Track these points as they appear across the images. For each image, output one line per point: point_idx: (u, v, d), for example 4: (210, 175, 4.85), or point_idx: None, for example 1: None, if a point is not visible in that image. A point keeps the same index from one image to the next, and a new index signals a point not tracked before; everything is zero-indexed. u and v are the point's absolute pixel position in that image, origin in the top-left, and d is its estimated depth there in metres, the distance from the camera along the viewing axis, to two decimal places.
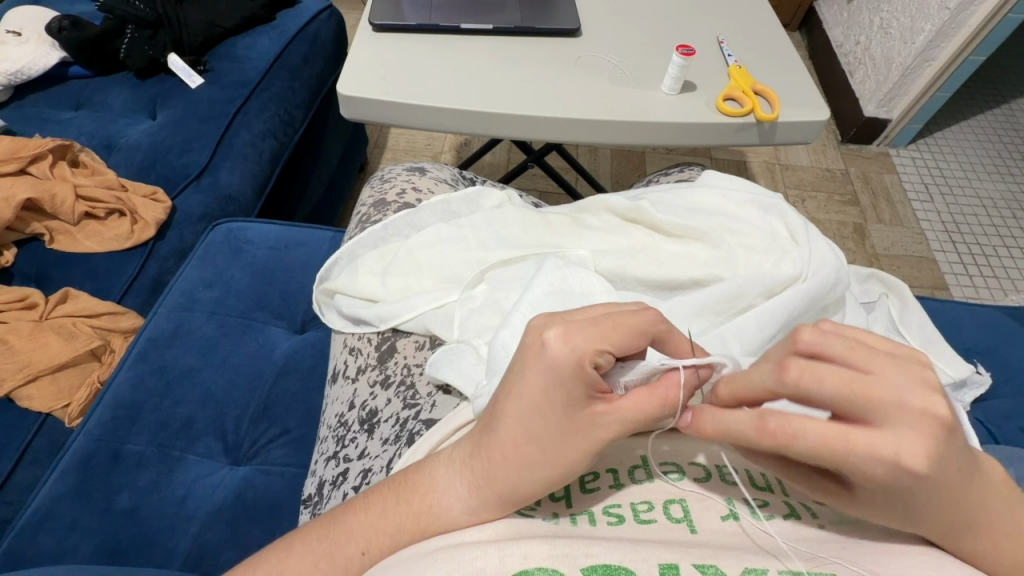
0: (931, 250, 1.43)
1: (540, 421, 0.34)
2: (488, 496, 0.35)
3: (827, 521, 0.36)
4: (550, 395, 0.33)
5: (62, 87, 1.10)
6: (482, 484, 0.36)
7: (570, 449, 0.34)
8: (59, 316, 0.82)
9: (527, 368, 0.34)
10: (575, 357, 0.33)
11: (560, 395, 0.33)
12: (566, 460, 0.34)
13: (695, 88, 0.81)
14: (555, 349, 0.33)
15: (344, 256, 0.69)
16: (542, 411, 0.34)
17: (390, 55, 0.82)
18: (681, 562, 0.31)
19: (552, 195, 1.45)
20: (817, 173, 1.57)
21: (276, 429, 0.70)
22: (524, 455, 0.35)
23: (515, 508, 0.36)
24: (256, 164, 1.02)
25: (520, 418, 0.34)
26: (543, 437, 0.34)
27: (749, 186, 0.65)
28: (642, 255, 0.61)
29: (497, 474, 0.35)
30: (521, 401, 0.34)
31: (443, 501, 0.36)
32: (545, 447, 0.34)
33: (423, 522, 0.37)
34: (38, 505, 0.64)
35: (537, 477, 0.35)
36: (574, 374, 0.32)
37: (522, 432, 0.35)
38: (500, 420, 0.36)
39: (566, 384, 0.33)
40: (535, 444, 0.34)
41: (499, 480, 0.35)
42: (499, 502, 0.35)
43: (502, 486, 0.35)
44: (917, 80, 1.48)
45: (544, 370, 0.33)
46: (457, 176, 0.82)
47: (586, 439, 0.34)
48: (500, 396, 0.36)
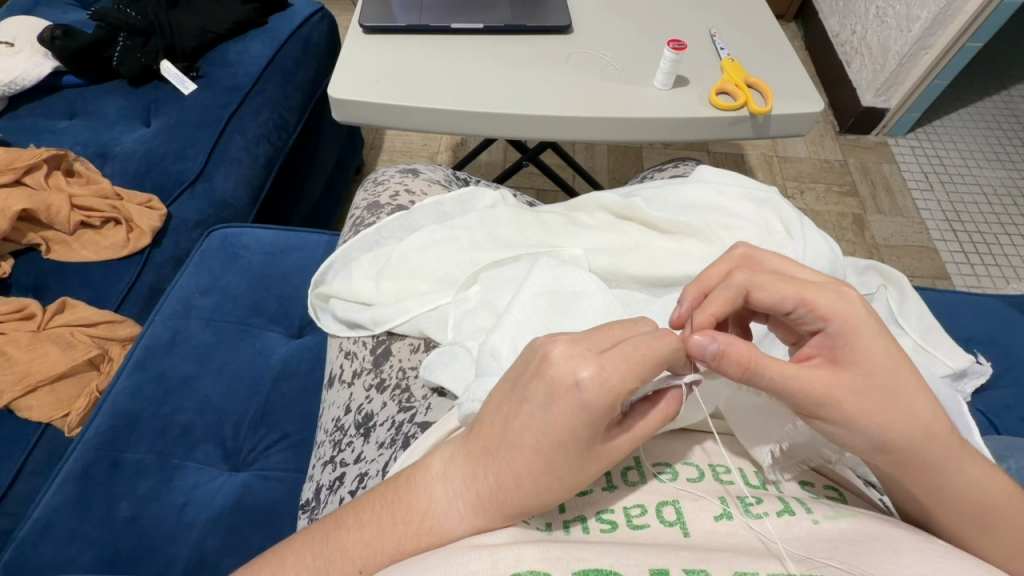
0: (931, 239, 1.42)
1: (564, 456, 0.33)
2: (494, 520, 0.35)
3: (822, 517, 0.36)
4: (578, 430, 0.33)
5: (55, 97, 1.10)
6: (488, 509, 0.35)
7: (583, 475, 0.35)
8: (57, 325, 0.82)
9: (556, 403, 0.32)
10: (610, 396, 0.32)
11: (588, 431, 0.33)
12: (578, 486, 0.35)
13: (688, 82, 0.81)
14: (588, 388, 0.32)
15: (338, 259, 0.69)
16: (566, 446, 0.33)
17: (381, 56, 0.82)
18: (671, 567, 0.31)
19: (549, 193, 1.45)
20: (816, 164, 1.56)
21: (275, 434, 0.70)
22: (539, 484, 0.34)
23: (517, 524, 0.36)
24: (250, 169, 1.02)
25: (545, 453, 0.33)
26: (563, 469, 0.34)
27: (743, 180, 0.65)
28: (637, 252, 0.60)
29: (506, 500, 0.34)
30: (545, 433, 0.33)
31: (444, 525, 0.36)
32: (562, 478, 0.34)
33: (426, 544, 0.36)
34: (39, 515, 0.64)
35: (547, 503, 0.35)
36: (605, 412, 0.32)
37: (540, 464, 0.34)
38: (516, 450, 0.34)
39: (594, 421, 0.33)
40: (552, 474, 0.34)
41: (509, 506, 0.35)
42: (504, 526, 0.36)
43: (511, 513, 0.35)
44: (914, 69, 1.47)
45: (575, 409, 0.32)
46: (450, 177, 0.82)
47: (601, 467, 0.35)
48: (517, 426, 0.34)
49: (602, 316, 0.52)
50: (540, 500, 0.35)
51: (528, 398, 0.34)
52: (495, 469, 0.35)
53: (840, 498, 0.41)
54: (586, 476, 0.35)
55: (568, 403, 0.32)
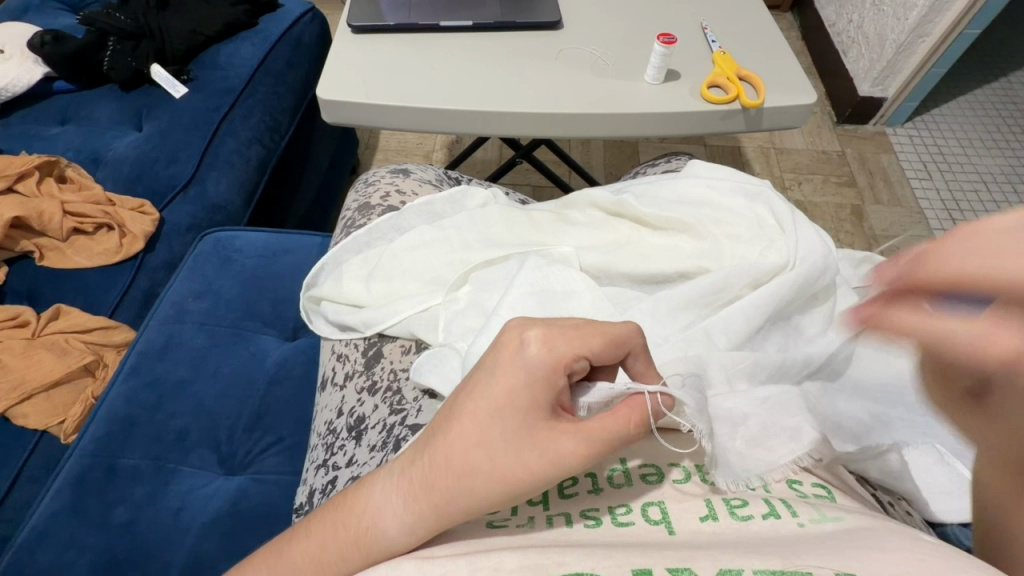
0: (930, 229, 1.41)
1: (499, 426, 0.35)
2: (426, 510, 0.35)
3: (807, 521, 0.36)
4: (513, 397, 0.35)
5: (47, 103, 1.10)
6: (421, 495, 0.36)
7: (519, 464, 0.34)
8: (52, 332, 0.82)
9: (500, 368, 0.36)
10: (550, 358, 0.36)
11: (525, 399, 0.35)
12: (514, 477, 0.34)
13: (679, 76, 0.80)
14: (532, 349, 0.36)
15: (329, 261, 0.68)
16: (503, 417, 0.35)
17: (369, 56, 0.81)
18: (655, 567, 0.31)
19: (545, 189, 1.44)
20: (813, 156, 1.55)
21: (270, 437, 0.70)
22: (471, 461, 0.35)
23: (451, 522, 0.35)
24: (243, 172, 1.02)
25: (482, 421, 0.35)
26: (496, 445, 0.35)
27: (735, 175, 0.64)
28: (627, 250, 0.60)
29: (441, 481, 0.35)
30: (485, 398, 0.36)
31: (380, 511, 0.36)
32: (496, 459, 0.34)
33: (363, 540, 0.36)
34: (36, 522, 0.64)
35: (482, 494, 0.35)
36: (543, 376, 0.35)
37: (475, 436, 0.35)
38: (455, 420, 0.36)
39: (534, 385, 0.35)
40: (484, 448, 0.35)
41: (441, 489, 0.35)
42: (436, 520, 0.35)
43: (445, 503, 0.35)
44: (911, 57, 1.45)
45: (518, 367, 0.36)
46: (442, 176, 0.81)
47: (539, 457, 0.34)
48: (462, 395, 0.37)
49: (591, 314, 0.52)
50: (471, 487, 0.34)
51: (480, 368, 0.38)
52: (434, 446, 0.36)
53: (830, 497, 0.40)
54: (522, 467, 0.34)
55: (511, 365, 0.36)
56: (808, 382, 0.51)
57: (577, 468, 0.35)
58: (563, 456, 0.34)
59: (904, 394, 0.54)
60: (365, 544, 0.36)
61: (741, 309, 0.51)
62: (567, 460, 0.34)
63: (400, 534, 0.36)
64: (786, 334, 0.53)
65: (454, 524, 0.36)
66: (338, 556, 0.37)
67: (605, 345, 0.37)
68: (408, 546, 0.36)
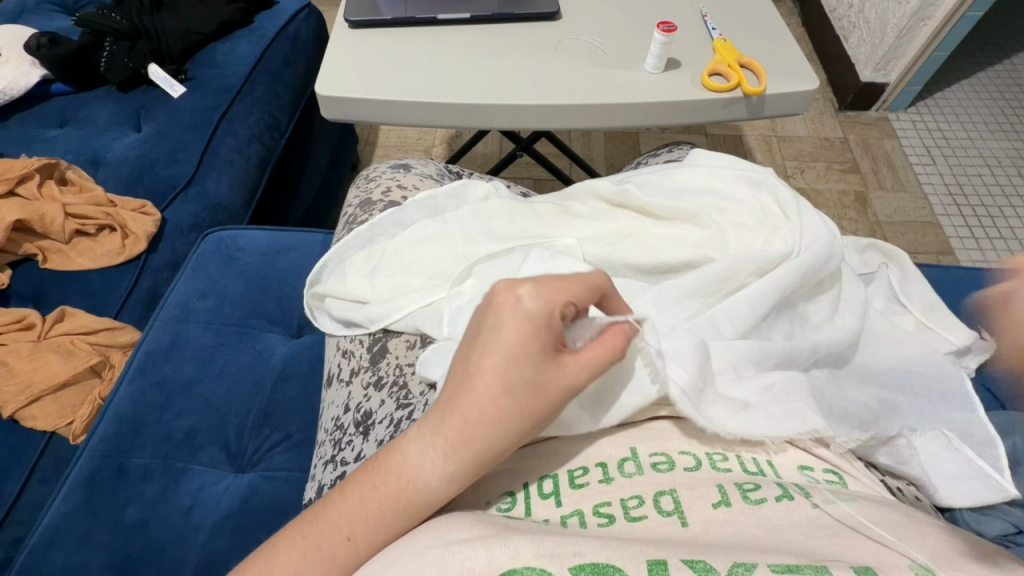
0: (935, 214, 1.40)
1: (519, 372, 0.36)
2: (463, 458, 0.36)
3: (820, 501, 0.36)
4: (527, 341, 0.36)
5: (46, 106, 1.10)
6: (457, 448, 0.36)
7: (545, 400, 0.37)
8: (58, 334, 0.83)
9: (502, 322, 0.37)
10: (544, 304, 0.37)
11: (535, 343, 0.36)
12: (541, 413, 0.37)
13: (679, 65, 0.80)
14: (526, 300, 0.37)
15: (333, 258, 0.68)
16: (523, 363, 0.36)
17: (367, 51, 0.81)
18: (669, 558, 0.31)
19: (547, 182, 1.44)
20: (815, 143, 1.54)
21: (278, 434, 0.71)
22: (501, 409, 0.36)
23: (488, 464, 0.38)
24: (243, 170, 1.02)
25: (501, 370, 0.36)
26: (520, 389, 0.36)
27: (738, 162, 0.64)
28: (631, 240, 0.60)
29: (476, 431, 0.36)
30: (499, 353, 0.36)
31: (416, 467, 0.37)
32: (525, 402, 0.36)
33: (406, 494, 0.37)
34: (49, 522, 0.65)
35: (515, 434, 0.37)
36: (544, 320, 0.37)
37: (500, 387, 0.36)
38: (476, 378, 0.36)
39: (538, 334, 0.37)
40: (512, 397, 0.36)
41: (476, 439, 0.36)
42: (476, 465, 0.37)
43: (482, 448, 0.37)
44: (913, 41, 1.43)
45: (520, 321, 0.37)
46: (442, 171, 0.81)
47: (559, 391, 0.37)
48: (476, 355, 0.37)
49: None
50: (506, 429, 0.36)
51: (478, 327, 0.38)
52: (458, 402, 0.37)
53: (841, 482, 0.41)
54: (548, 401, 0.37)
55: (510, 317, 0.37)
56: (816, 369, 0.50)
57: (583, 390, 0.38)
58: (575, 388, 0.37)
59: (913, 379, 0.55)
60: (409, 497, 0.37)
61: (747, 297, 0.50)
62: (579, 386, 0.38)
63: (442, 482, 0.37)
64: (793, 321, 0.53)
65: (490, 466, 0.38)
66: (380, 517, 0.37)
67: (584, 289, 0.39)
68: (447, 492, 0.38)
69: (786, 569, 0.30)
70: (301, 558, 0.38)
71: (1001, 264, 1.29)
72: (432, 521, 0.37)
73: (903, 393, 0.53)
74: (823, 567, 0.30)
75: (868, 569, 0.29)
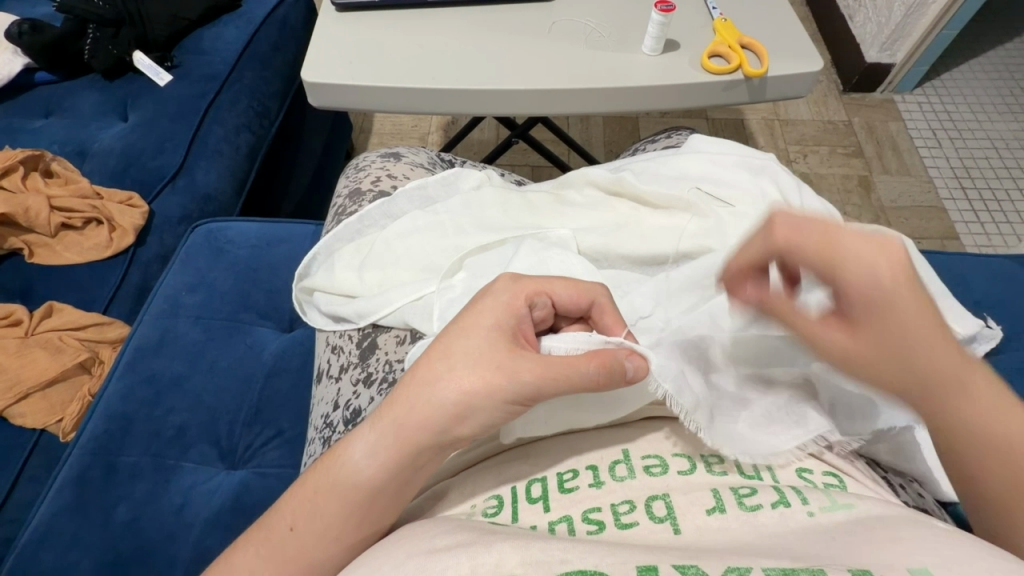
0: (940, 198, 1.37)
1: (459, 343, 0.38)
2: (387, 429, 0.37)
3: (817, 509, 0.34)
4: (480, 317, 0.39)
5: (30, 95, 1.07)
6: (383, 417, 0.38)
7: (476, 373, 0.36)
8: (45, 330, 0.82)
9: (471, 300, 0.41)
10: (514, 289, 0.41)
11: (488, 320, 0.39)
12: (471, 388, 0.36)
13: (678, 46, 0.77)
14: (500, 283, 0.41)
15: (322, 250, 0.66)
16: (465, 334, 0.38)
17: (354, 35, 0.78)
18: (659, 564, 0.30)
19: (545, 169, 1.41)
20: (819, 126, 1.51)
21: (271, 430, 0.70)
22: (430, 373, 0.37)
23: (408, 446, 0.37)
24: (232, 160, 0.99)
25: (443, 340, 0.38)
26: (455, 355, 0.37)
27: (739, 147, 0.62)
28: (628, 230, 0.58)
29: (404, 395, 0.38)
30: (454, 323, 0.39)
31: (350, 441, 0.39)
32: (451, 370, 0.37)
33: (335, 463, 0.39)
34: (39, 522, 0.64)
35: (439, 408, 0.36)
36: (506, 303, 0.40)
37: (437, 354, 0.38)
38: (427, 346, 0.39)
39: (499, 313, 0.39)
40: (445, 360, 0.37)
41: (399, 405, 0.37)
42: (396, 441, 0.37)
43: (405, 418, 0.37)
44: (921, 19, 1.39)
45: (487, 297, 0.40)
46: (434, 159, 0.79)
47: (497, 371, 0.36)
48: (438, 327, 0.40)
49: None
50: (427, 399, 0.37)
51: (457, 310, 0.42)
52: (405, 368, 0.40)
53: (841, 486, 0.39)
54: (476, 377, 0.36)
55: (481, 296, 0.41)
56: None
57: (533, 388, 0.37)
58: (525, 377, 0.36)
59: None
60: (336, 466, 0.39)
61: None
62: (528, 374, 0.36)
63: (365, 455, 0.38)
64: None
65: (413, 451, 0.37)
66: (316, 493, 0.39)
67: (568, 291, 0.43)
68: (375, 472, 0.37)
69: (781, 572, 0.29)
70: (253, 545, 0.40)
71: (1007, 249, 1.27)
72: (418, 527, 0.36)
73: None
74: (819, 569, 0.29)
75: (866, 571, 0.28)
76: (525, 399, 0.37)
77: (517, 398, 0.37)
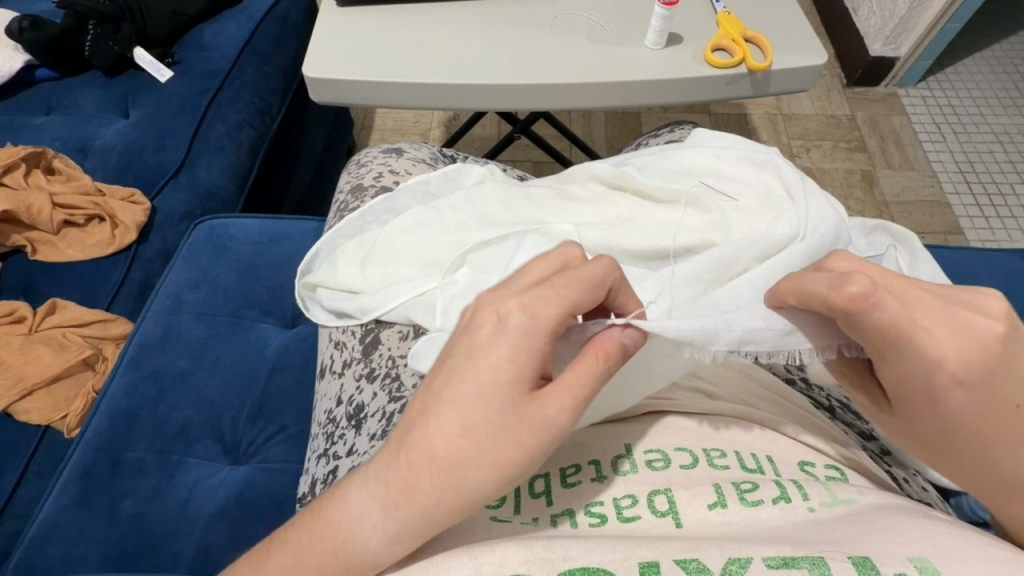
0: (944, 193, 1.36)
1: (482, 409, 0.34)
2: (410, 515, 0.33)
3: (818, 505, 0.34)
4: (496, 375, 0.34)
5: (31, 92, 1.07)
6: (402, 502, 0.34)
7: (509, 443, 0.34)
8: (49, 327, 0.82)
9: (478, 348, 0.35)
10: (535, 321, 0.34)
11: (507, 373, 0.34)
12: (506, 459, 0.34)
13: (681, 40, 0.76)
14: (511, 320, 0.35)
15: (324, 246, 0.66)
16: (484, 400, 0.34)
17: (356, 31, 0.78)
18: (661, 559, 0.30)
19: (546, 165, 1.41)
20: (822, 121, 1.50)
21: (274, 426, 0.70)
22: (456, 451, 0.34)
23: (438, 526, 0.34)
24: (234, 157, 0.99)
25: (463, 406, 0.34)
26: (482, 429, 0.34)
27: (742, 142, 0.61)
28: (631, 225, 0.57)
29: (425, 479, 0.33)
30: (468, 385, 0.34)
31: (358, 528, 0.34)
32: (482, 445, 0.34)
33: (345, 555, 0.34)
34: (45, 517, 0.65)
35: (472, 486, 0.34)
36: (525, 346, 0.34)
37: (458, 424, 0.34)
38: (437, 414, 0.34)
39: (517, 362, 0.34)
40: (469, 437, 0.34)
41: (424, 490, 0.33)
42: (425, 527, 0.34)
43: (433, 505, 0.33)
44: (925, 12, 1.38)
45: (495, 343, 0.35)
46: (436, 155, 0.78)
47: (529, 433, 0.34)
48: (444, 388, 0.35)
49: None
50: (458, 484, 0.33)
51: (454, 351, 0.36)
52: (410, 442, 0.34)
53: (843, 478, 0.38)
54: (509, 448, 0.34)
55: (488, 343, 0.35)
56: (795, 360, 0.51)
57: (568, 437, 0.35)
58: (555, 428, 0.34)
59: None
60: (347, 557, 0.34)
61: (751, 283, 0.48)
62: (559, 427, 0.34)
63: (386, 544, 0.34)
64: None
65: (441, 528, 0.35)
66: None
67: (582, 295, 0.35)
68: (400, 554, 0.34)
69: (781, 563, 0.29)
70: None
71: (1011, 244, 1.26)
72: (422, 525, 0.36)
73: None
74: (820, 560, 0.29)
75: (865, 561, 0.28)
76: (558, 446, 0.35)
77: (551, 451, 0.35)
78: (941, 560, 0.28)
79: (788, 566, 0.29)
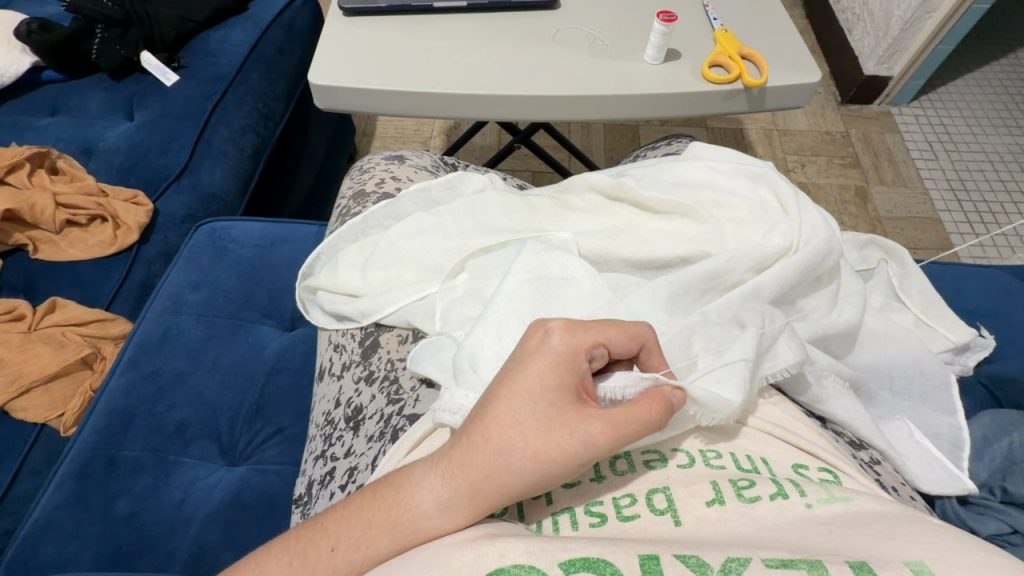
0: (935, 210, 1.39)
1: (532, 406, 0.35)
2: (461, 487, 0.35)
3: (815, 502, 0.35)
4: (542, 377, 0.36)
5: (37, 93, 1.08)
6: (457, 474, 0.35)
7: (551, 442, 0.34)
8: (48, 326, 0.82)
9: (526, 355, 0.38)
10: (572, 344, 0.37)
11: (553, 381, 0.36)
12: (549, 457, 0.34)
13: (679, 56, 0.78)
14: (554, 337, 0.38)
15: (325, 250, 0.67)
16: (530, 398, 0.36)
17: (361, 40, 0.79)
18: (661, 553, 0.31)
19: (545, 174, 1.43)
20: (817, 136, 1.52)
21: (270, 428, 0.70)
22: (505, 439, 0.35)
23: (485, 508, 0.35)
24: (237, 161, 1.00)
25: (515, 401, 0.36)
26: (530, 422, 0.35)
27: (737, 156, 0.62)
28: (627, 235, 0.59)
29: (476, 459, 0.35)
30: (519, 384, 0.36)
31: (414, 494, 0.36)
32: (528, 437, 0.35)
33: (395, 516, 0.35)
34: (38, 516, 0.64)
35: (515, 476, 0.34)
36: (568, 359, 0.37)
37: (509, 417, 0.35)
38: (489, 405, 0.36)
39: (561, 370, 0.37)
40: (518, 429, 0.35)
41: (477, 466, 0.35)
42: (471, 505, 0.34)
43: (481, 483, 0.35)
44: (917, 34, 1.41)
45: (545, 354, 0.37)
46: (438, 162, 0.80)
47: (572, 437, 0.35)
48: (497, 384, 0.37)
49: (590, 302, 0.53)
50: (503, 468, 0.34)
51: (506, 361, 0.39)
52: (469, 427, 0.36)
53: (835, 481, 0.39)
54: (551, 444, 0.34)
55: (536, 351, 0.37)
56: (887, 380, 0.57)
57: (605, 453, 0.35)
58: (595, 442, 0.35)
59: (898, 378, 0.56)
60: (397, 521, 0.35)
61: (743, 293, 0.50)
62: (599, 439, 0.35)
63: (434, 513, 0.35)
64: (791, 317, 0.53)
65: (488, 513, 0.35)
66: (367, 530, 0.36)
67: (622, 337, 0.40)
68: (440, 528, 0.34)
69: (780, 564, 0.29)
70: (288, 555, 0.37)
71: (1003, 261, 1.28)
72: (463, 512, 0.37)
73: (881, 386, 0.56)
74: (818, 562, 0.29)
75: (863, 565, 0.29)
76: (595, 461, 0.35)
77: (591, 462, 0.35)
78: (934, 562, 0.29)
79: (786, 566, 0.29)
